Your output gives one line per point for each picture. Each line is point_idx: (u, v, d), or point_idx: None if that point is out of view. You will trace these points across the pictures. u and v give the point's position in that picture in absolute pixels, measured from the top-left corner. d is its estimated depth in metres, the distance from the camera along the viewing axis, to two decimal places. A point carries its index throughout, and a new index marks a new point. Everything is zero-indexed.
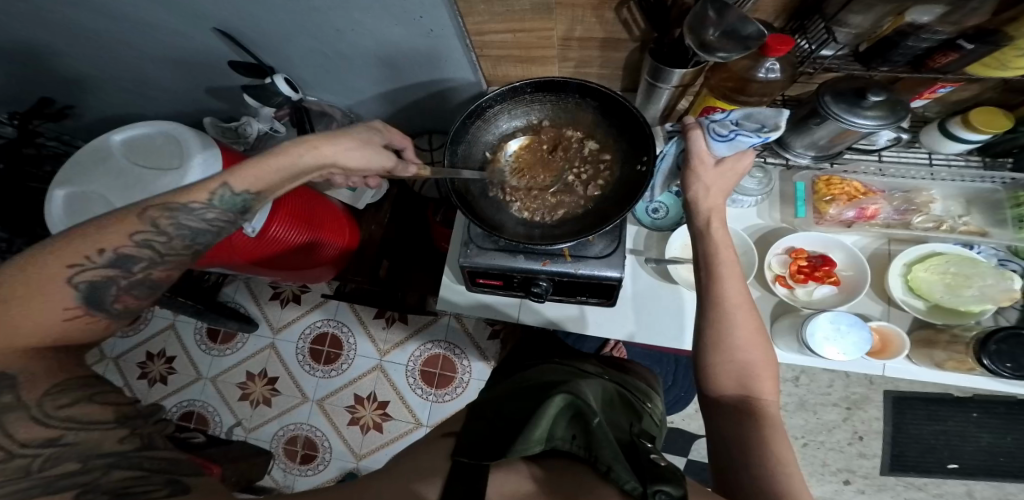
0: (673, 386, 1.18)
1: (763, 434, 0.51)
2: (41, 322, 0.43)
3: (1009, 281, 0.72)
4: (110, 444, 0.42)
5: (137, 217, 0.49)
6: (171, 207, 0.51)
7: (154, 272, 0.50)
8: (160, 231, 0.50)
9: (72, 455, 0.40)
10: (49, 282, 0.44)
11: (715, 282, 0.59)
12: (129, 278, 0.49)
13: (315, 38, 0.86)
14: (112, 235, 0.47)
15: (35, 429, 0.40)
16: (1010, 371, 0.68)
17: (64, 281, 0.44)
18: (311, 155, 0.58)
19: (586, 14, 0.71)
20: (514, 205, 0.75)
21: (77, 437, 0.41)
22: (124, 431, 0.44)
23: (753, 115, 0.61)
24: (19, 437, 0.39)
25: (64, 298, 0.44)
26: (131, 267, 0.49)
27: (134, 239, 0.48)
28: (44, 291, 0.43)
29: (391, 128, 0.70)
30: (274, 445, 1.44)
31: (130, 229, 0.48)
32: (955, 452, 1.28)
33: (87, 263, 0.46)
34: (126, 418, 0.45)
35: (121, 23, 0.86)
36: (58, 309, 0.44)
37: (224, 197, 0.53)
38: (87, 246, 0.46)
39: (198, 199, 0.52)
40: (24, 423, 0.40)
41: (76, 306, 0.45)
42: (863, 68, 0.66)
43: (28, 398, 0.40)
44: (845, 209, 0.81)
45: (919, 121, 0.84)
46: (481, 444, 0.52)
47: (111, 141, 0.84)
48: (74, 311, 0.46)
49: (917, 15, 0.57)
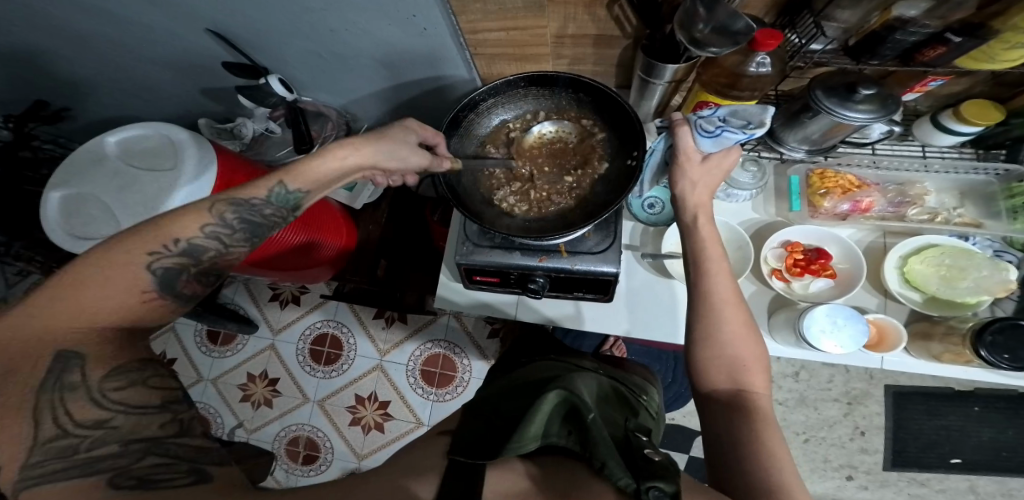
0: (673, 383, 1.18)
1: (754, 429, 0.51)
2: (122, 303, 0.44)
3: (1005, 273, 0.72)
4: (151, 429, 0.42)
5: (205, 209, 0.51)
6: (234, 201, 0.53)
7: None
8: (225, 223, 0.52)
9: (114, 437, 0.40)
10: (124, 267, 0.45)
11: (704, 277, 0.59)
12: (196, 266, 0.50)
13: (310, 39, 0.86)
14: (184, 224, 0.49)
15: (87, 409, 0.40)
16: (1007, 363, 0.67)
17: (143, 267, 0.46)
18: (354, 158, 0.59)
19: (579, 11, 0.71)
20: (507, 201, 0.75)
21: (119, 420, 0.41)
22: (166, 415, 0.43)
23: (739, 112, 0.63)
24: (72, 416, 0.39)
25: (141, 283, 0.45)
26: (199, 256, 0.50)
27: (203, 231, 0.50)
28: (124, 275, 0.44)
29: (424, 125, 0.68)
30: (276, 445, 1.44)
31: (200, 221, 0.50)
32: (956, 447, 1.28)
33: (163, 251, 0.47)
34: (170, 402, 0.44)
35: (114, 24, 0.86)
36: (133, 292, 0.45)
37: (279, 194, 0.55)
38: (165, 235, 0.48)
39: (257, 196, 0.54)
40: (80, 402, 0.40)
41: (151, 290, 0.46)
42: (852, 63, 0.67)
43: (91, 378, 0.41)
44: (839, 202, 0.81)
45: (912, 115, 0.84)
46: (478, 442, 0.52)
47: (105, 143, 0.85)
48: (150, 296, 0.46)
49: (904, 9, 0.56)
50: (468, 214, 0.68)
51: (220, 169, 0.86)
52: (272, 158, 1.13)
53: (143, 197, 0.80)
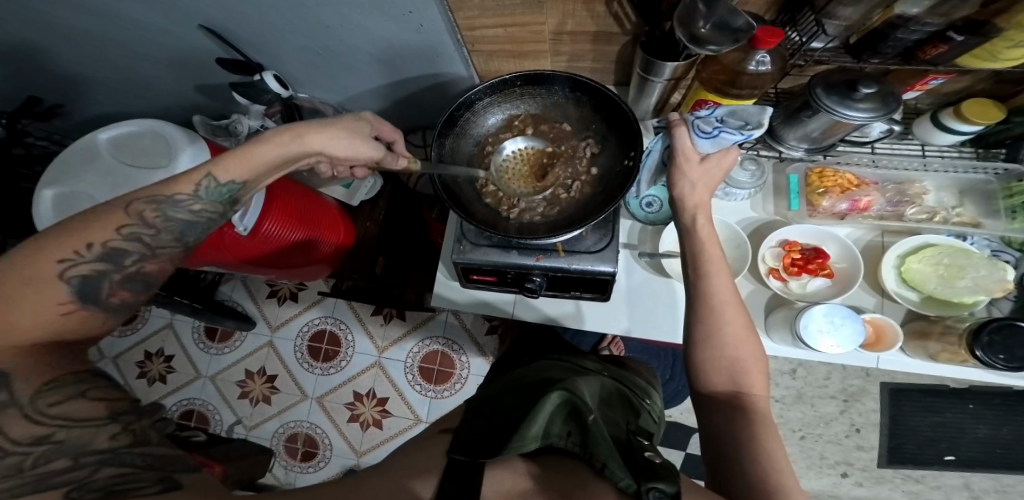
0: (670, 380, 1.18)
1: (754, 430, 0.51)
2: (40, 314, 0.43)
3: (1003, 272, 0.71)
4: (100, 442, 0.42)
5: (123, 211, 0.49)
6: (157, 200, 0.51)
7: (146, 264, 0.51)
8: (148, 224, 0.51)
9: (63, 452, 0.40)
10: (41, 277, 0.43)
11: (703, 278, 0.59)
12: (121, 272, 0.49)
13: (305, 35, 0.85)
14: (99, 229, 0.47)
15: (25, 427, 0.40)
16: (1003, 363, 0.68)
17: (56, 276, 0.44)
18: (298, 145, 0.58)
19: (577, 8, 0.71)
20: (503, 201, 0.74)
21: (66, 436, 0.41)
22: (116, 427, 0.43)
23: (737, 112, 0.63)
24: (11, 434, 0.39)
25: (57, 294, 0.44)
26: (121, 262, 0.49)
27: (121, 233, 0.49)
28: (40, 287, 0.43)
29: (382, 122, 0.71)
30: (275, 442, 1.44)
31: (116, 225, 0.49)
32: (953, 444, 1.29)
33: (78, 257, 0.45)
34: (118, 414, 0.44)
35: (105, 20, 0.85)
36: (51, 304, 0.44)
37: (210, 187, 0.54)
38: (76, 240, 0.46)
39: (185, 190, 0.53)
40: (15, 421, 0.39)
41: (70, 301, 0.45)
42: (853, 61, 0.66)
43: (21, 396, 0.40)
44: (838, 201, 0.81)
45: (912, 113, 0.84)
46: (478, 440, 0.52)
47: (98, 140, 0.84)
48: (69, 307, 0.45)
49: (906, 7, 0.57)
50: (462, 214, 0.67)
51: None
52: None
53: None
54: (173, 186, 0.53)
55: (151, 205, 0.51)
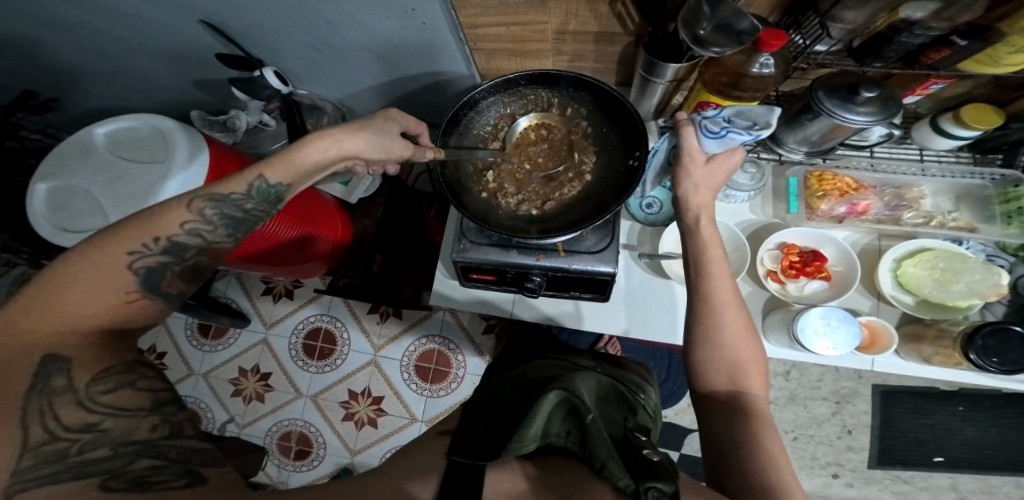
0: (666, 380, 1.19)
1: (753, 429, 0.51)
2: (106, 303, 0.44)
3: (997, 277, 0.72)
4: (141, 433, 0.42)
5: (183, 207, 0.50)
6: (214, 197, 0.53)
7: (202, 259, 0.53)
8: (205, 219, 0.52)
9: (104, 440, 0.40)
10: (111, 267, 0.44)
11: (705, 278, 0.59)
12: (179, 264, 0.50)
13: (306, 31, 0.84)
14: (165, 222, 0.49)
15: (76, 413, 0.40)
16: (996, 366, 0.68)
17: (125, 266, 0.45)
18: (336, 151, 0.58)
19: (580, 7, 0.71)
20: (503, 199, 0.74)
21: (109, 424, 0.41)
22: (156, 419, 0.44)
23: (745, 112, 0.62)
24: (61, 420, 0.39)
25: (125, 282, 0.45)
26: (182, 254, 0.50)
27: (185, 228, 0.50)
28: (106, 274, 0.44)
29: (405, 114, 0.69)
30: (268, 441, 1.43)
31: (180, 219, 0.50)
32: (941, 445, 1.30)
33: (145, 250, 0.47)
34: (161, 405, 0.45)
35: (103, 13, 0.84)
36: (119, 292, 0.45)
37: (259, 187, 0.55)
38: (141, 234, 0.47)
39: (238, 190, 0.54)
40: (69, 406, 0.39)
41: (136, 289, 0.46)
42: (856, 64, 0.67)
43: (77, 382, 0.40)
44: (837, 204, 0.81)
45: (911, 117, 0.85)
46: (477, 442, 0.52)
47: (94, 134, 0.83)
48: (133, 295, 0.46)
49: (911, 11, 0.56)
50: (464, 212, 0.67)
51: (212, 162, 0.84)
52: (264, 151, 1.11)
53: (134, 190, 0.78)
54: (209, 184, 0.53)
55: (168, 197, 0.50)
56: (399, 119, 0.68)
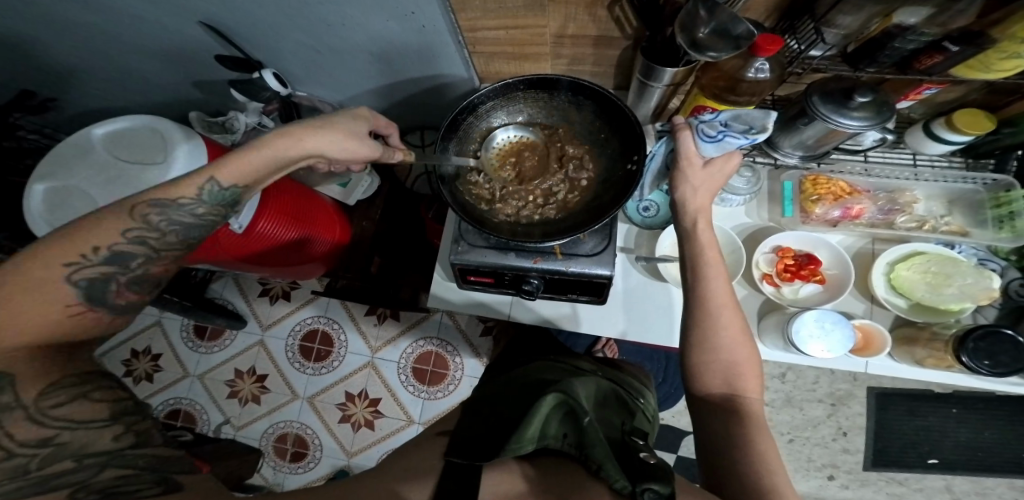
0: (663, 382, 1.19)
1: (749, 432, 0.52)
2: (46, 316, 0.44)
3: (988, 280, 0.73)
4: (104, 442, 0.43)
5: (128, 214, 0.49)
6: (155, 202, 0.51)
7: (149, 267, 0.52)
8: (152, 227, 0.51)
9: (66, 454, 0.41)
10: (49, 281, 0.44)
11: (703, 281, 0.60)
12: (126, 274, 0.49)
13: (305, 33, 0.85)
14: (104, 232, 0.47)
15: (30, 429, 0.40)
16: (987, 368, 0.69)
17: (63, 279, 0.45)
18: (297, 149, 0.58)
19: (579, 11, 0.71)
20: (502, 205, 0.75)
21: (69, 437, 0.41)
22: (118, 428, 0.45)
23: (741, 116, 0.63)
24: (15, 437, 0.39)
25: (64, 296, 0.45)
26: (127, 263, 0.50)
27: (128, 236, 0.49)
28: (43, 288, 0.43)
29: (376, 115, 0.70)
30: (264, 443, 1.42)
31: (122, 227, 0.49)
32: (935, 447, 1.31)
33: (84, 261, 0.46)
34: (121, 415, 0.45)
35: (102, 14, 0.84)
36: (57, 306, 0.44)
37: (212, 191, 0.54)
38: (82, 245, 0.46)
39: (186, 194, 0.53)
40: (20, 423, 0.40)
41: (78, 303, 0.46)
42: (850, 69, 0.68)
43: (24, 398, 0.40)
44: (831, 208, 0.82)
45: (905, 122, 0.86)
46: (474, 444, 0.52)
47: (92, 135, 0.83)
48: (75, 308, 0.46)
49: (905, 16, 0.58)
50: (462, 214, 0.68)
51: (212, 163, 0.84)
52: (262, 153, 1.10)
53: (132, 191, 0.78)
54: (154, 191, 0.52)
55: (115, 204, 0.50)
56: (365, 116, 0.68)
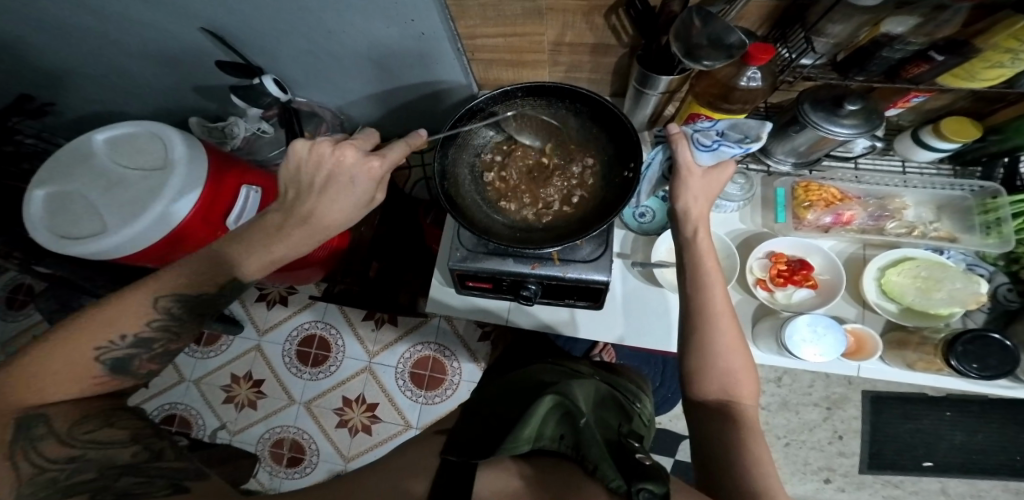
0: (660, 386, 1.20)
1: (741, 436, 0.53)
2: (77, 380, 0.49)
3: (977, 285, 0.75)
4: (124, 457, 0.46)
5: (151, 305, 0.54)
6: (179, 296, 0.55)
7: (170, 345, 0.57)
8: (174, 317, 0.56)
9: (91, 466, 0.44)
10: (79, 354, 0.49)
11: (700, 289, 0.61)
12: (149, 353, 0.55)
13: (305, 39, 0.86)
14: (135, 315, 0.53)
15: (60, 449, 0.44)
16: (976, 372, 0.70)
17: (92, 359, 0.50)
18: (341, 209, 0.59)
19: (576, 19, 0.73)
20: (503, 210, 0.76)
21: (95, 455, 0.45)
22: (137, 446, 0.48)
23: (738, 126, 0.67)
24: (46, 455, 0.43)
25: (92, 369, 0.50)
26: (150, 345, 0.55)
27: (151, 325, 0.54)
28: (75, 364, 0.49)
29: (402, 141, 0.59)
30: (260, 448, 1.42)
31: (147, 315, 0.53)
32: (930, 450, 1.33)
33: (113, 344, 0.51)
34: (141, 437, 0.49)
35: (105, 19, 0.85)
36: (86, 376, 0.50)
37: (236, 285, 0.59)
38: (113, 328, 0.51)
39: (209, 290, 0.57)
40: (53, 445, 0.44)
41: (102, 374, 0.51)
42: (840, 78, 0.69)
43: (58, 429, 0.45)
44: (822, 215, 0.84)
45: (895, 130, 0.87)
46: (470, 443, 0.53)
47: (93, 141, 0.84)
48: (101, 378, 0.51)
49: (892, 26, 0.59)
50: (461, 220, 0.70)
51: (211, 167, 0.85)
52: (262, 157, 1.14)
53: (135, 197, 0.79)
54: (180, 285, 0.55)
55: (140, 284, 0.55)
56: (380, 170, 0.58)
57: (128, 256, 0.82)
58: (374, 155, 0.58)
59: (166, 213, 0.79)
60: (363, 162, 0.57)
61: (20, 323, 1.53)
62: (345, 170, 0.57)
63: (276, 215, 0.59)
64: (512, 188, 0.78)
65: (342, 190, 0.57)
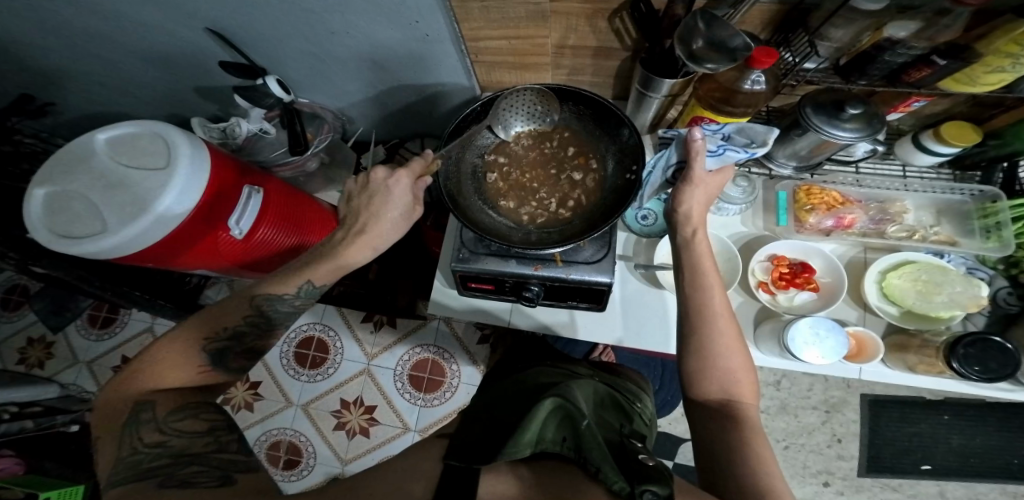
0: (660, 390, 1.20)
1: (743, 435, 0.53)
2: (183, 372, 0.56)
3: (977, 289, 0.76)
4: (195, 447, 0.49)
5: (248, 303, 0.61)
6: (269, 297, 0.62)
7: (258, 342, 0.63)
8: (263, 314, 0.62)
9: (169, 452, 0.47)
10: (188, 346, 0.57)
11: (698, 290, 0.61)
12: (240, 347, 0.61)
13: (309, 40, 0.86)
14: (231, 314, 0.60)
15: (154, 434, 0.48)
16: (978, 375, 0.71)
17: (197, 350, 0.57)
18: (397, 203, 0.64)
19: (580, 22, 0.73)
20: (505, 212, 0.76)
21: (175, 442, 0.49)
22: (210, 437, 0.51)
23: (745, 130, 0.67)
24: (143, 439, 0.48)
25: (197, 360, 0.57)
26: (242, 339, 0.61)
27: (245, 320, 0.61)
28: (184, 357, 0.56)
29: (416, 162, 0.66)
30: (256, 450, 1.41)
31: (243, 313, 0.61)
32: (928, 453, 1.33)
33: (214, 338, 0.58)
34: (214, 429, 0.52)
35: (108, 19, 0.84)
36: (192, 367, 0.57)
37: (308, 289, 0.65)
38: (217, 323, 0.59)
39: (287, 291, 0.63)
40: (150, 430, 0.49)
41: (204, 364, 0.58)
42: (842, 82, 0.69)
43: (157, 415, 0.50)
44: (824, 218, 0.84)
45: (895, 134, 0.88)
46: (473, 447, 0.52)
47: (94, 140, 0.83)
48: (203, 369, 0.58)
49: (894, 30, 0.59)
50: (464, 220, 0.70)
51: (213, 167, 0.85)
52: (263, 157, 1.12)
53: (136, 195, 0.79)
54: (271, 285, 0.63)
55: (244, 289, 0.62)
56: (406, 185, 0.64)
57: (128, 256, 0.81)
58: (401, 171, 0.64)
59: (164, 215, 0.78)
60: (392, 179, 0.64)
61: (15, 324, 1.52)
62: (381, 187, 0.64)
63: (342, 231, 0.65)
64: (514, 188, 0.78)
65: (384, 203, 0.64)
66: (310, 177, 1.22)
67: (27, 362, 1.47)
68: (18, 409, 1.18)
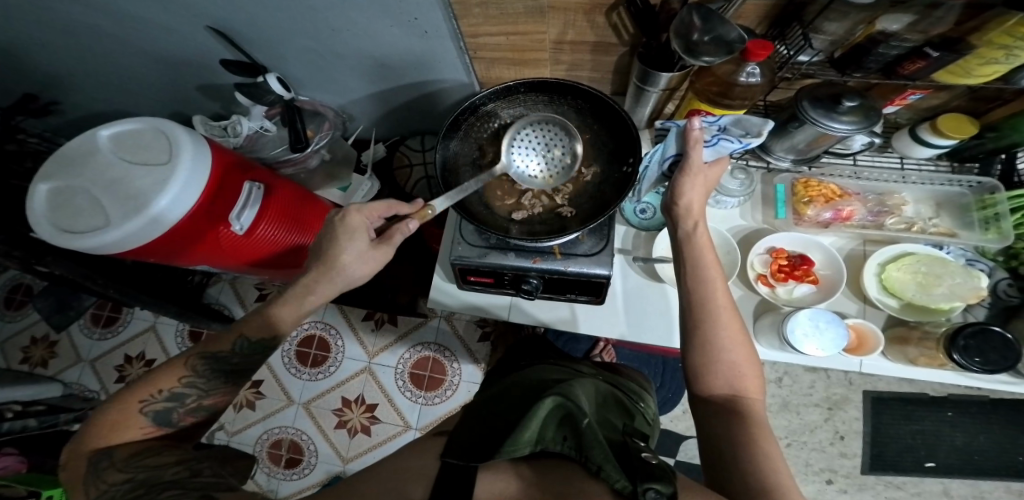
0: (661, 387, 1.21)
1: (750, 432, 0.53)
2: (127, 432, 0.54)
3: (977, 280, 0.76)
4: (168, 475, 0.48)
5: (182, 365, 0.59)
6: (205, 355, 0.61)
7: (205, 400, 0.61)
8: (200, 374, 0.60)
9: (141, 484, 0.47)
10: (126, 410, 0.55)
11: (699, 284, 0.61)
12: (187, 407, 0.59)
13: (311, 37, 0.86)
14: (168, 374, 0.58)
15: (116, 474, 0.48)
16: (978, 366, 0.71)
17: (138, 411, 0.55)
18: (353, 227, 0.64)
19: (578, 18, 0.73)
20: (504, 203, 0.76)
21: (142, 476, 0.48)
22: (180, 466, 0.50)
23: (740, 121, 0.67)
24: (108, 480, 0.47)
25: (140, 421, 0.55)
26: (186, 398, 0.59)
27: (183, 381, 0.59)
28: (127, 419, 0.54)
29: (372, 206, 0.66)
30: (258, 449, 1.41)
31: (178, 375, 0.59)
32: (932, 451, 1.32)
33: (154, 397, 0.57)
34: (184, 460, 0.51)
35: (110, 18, 0.85)
36: (136, 429, 0.55)
37: (244, 344, 0.63)
38: (151, 387, 0.57)
39: (223, 348, 0.62)
40: (111, 471, 0.48)
41: (151, 425, 0.56)
42: (838, 75, 0.70)
43: (115, 458, 0.50)
44: (822, 210, 0.84)
45: (892, 127, 0.89)
46: (471, 444, 0.52)
47: (98, 136, 0.84)
48: (149, 430, 0.56)
49: (887, 23, 0.61)
50: (463, 214, 0.71)
51: (215, 165, 0.86)
52: (265, 155, 1.12)
53: (138, 192, 0.79)
54: (204, 345, 0.62)
55: (174, 357, 0.60)
56: (360, 221, 0.65)
57: (128, 251, 0.82)
58: (353, 209, 0.65)
59: (159, 217, 0.78)
60: (342, 216, 0.65)
61: (18, 323, 1.53)
62: (334, 227, 0.65)
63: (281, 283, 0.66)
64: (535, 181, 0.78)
65: (346, 242, 0.64)
66: (311, 174, 1.23)
67: (30, 360, 1.49)
68: (21, 407, 1.20)
